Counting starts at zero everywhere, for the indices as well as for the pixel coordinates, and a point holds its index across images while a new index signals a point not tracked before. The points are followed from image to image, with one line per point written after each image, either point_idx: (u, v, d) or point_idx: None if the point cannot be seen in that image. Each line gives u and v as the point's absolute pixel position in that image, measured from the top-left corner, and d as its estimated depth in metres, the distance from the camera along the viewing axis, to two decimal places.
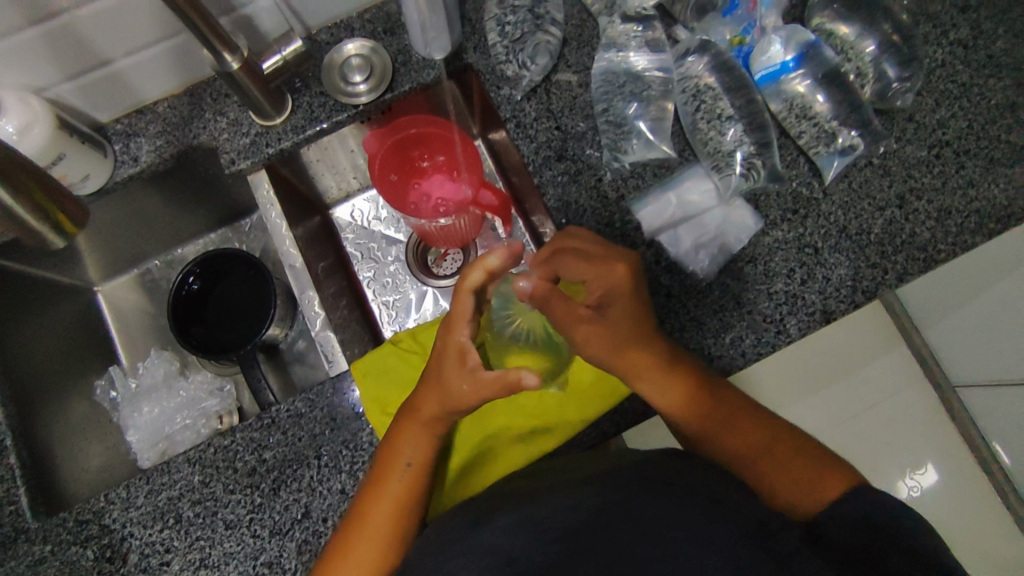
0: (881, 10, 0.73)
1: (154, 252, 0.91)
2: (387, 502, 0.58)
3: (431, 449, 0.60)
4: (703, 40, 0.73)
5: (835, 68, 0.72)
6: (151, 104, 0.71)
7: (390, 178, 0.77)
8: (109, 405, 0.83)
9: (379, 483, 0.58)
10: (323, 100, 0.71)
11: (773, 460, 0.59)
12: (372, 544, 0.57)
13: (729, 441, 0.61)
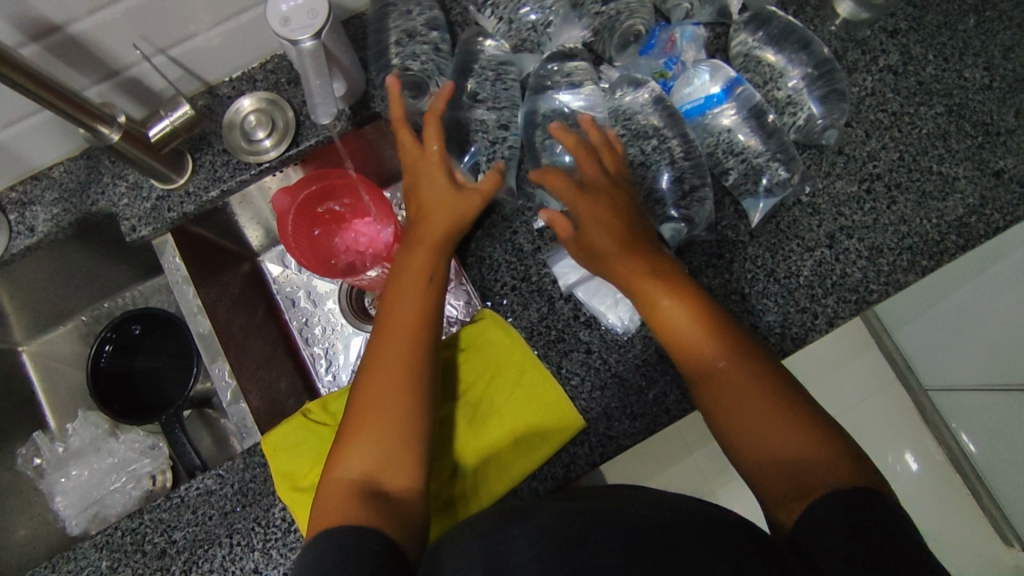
0: (808, 39, 0.71)
1: (80, 308, 0.87)
2: (393, 371, 0.56)
3: (429, 303, 0.59)
4: (635, 76, 0.70)
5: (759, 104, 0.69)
6: (46, 169, 0.69)
7: (306, 234, 0.75)
8: (33, 472, 0.81)
9: (384, 349, 0.57)
10: (225, 158, 0.69)
11: (789, 434, 0.52)
12: (380, 437, 0.54)
13: (755, 410, 0.54)
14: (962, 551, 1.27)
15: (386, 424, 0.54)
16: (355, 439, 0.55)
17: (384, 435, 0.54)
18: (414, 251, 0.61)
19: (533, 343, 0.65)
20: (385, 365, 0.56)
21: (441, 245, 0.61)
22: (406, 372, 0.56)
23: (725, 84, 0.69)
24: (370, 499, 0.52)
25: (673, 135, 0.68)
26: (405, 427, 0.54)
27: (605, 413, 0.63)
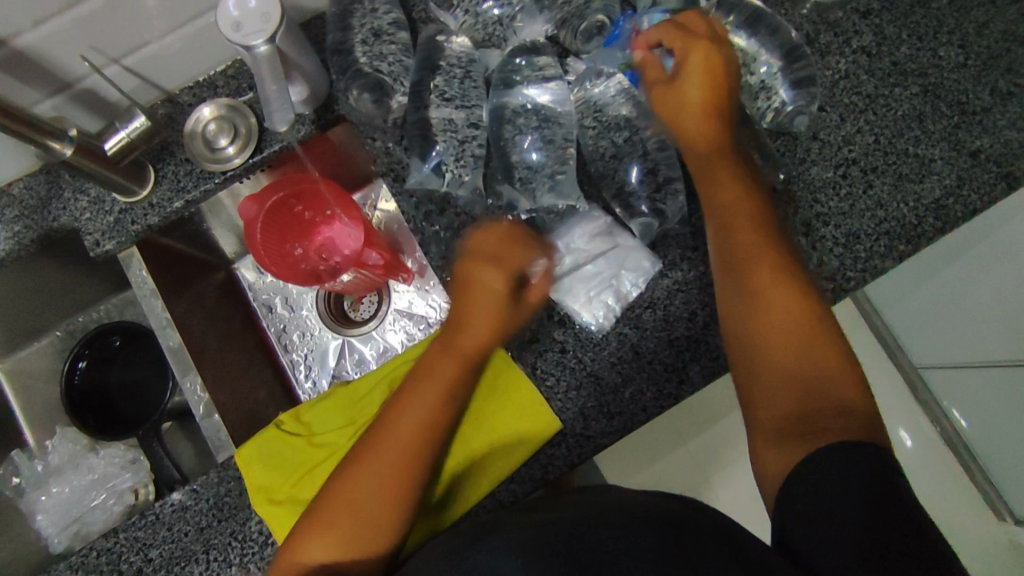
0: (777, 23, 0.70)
1: (54, 323, 0.87)
2: (386, 462, 0.55)
3: (439, 414, 0.57)
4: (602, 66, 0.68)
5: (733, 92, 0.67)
6: (6, 185, 0.68)
7: (277, 242, 0.74)
8: (14, 491, 0.80)
9: (380, 436, 0.56)
10: (188, 168, 0.68)
11: (811, 364, 0.52)
12: (342, 532, 0.54)
13: (774, 320, 0.54)
14: (958, 531, 1.27)
15: (354, 520, 0.54)
16: (326, 522, 0.54)
17: (356, 529, 0.54)
18: (440, 364, 0.58)
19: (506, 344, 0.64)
20: (373, 453, 0.55)
21: (472, 361, 0.58)
22: (404, 457, 0.55)
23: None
24: None
25: (645, 126, 0.67)
26: (387, 510, 0.54)
27: (581, 413, 0.62)
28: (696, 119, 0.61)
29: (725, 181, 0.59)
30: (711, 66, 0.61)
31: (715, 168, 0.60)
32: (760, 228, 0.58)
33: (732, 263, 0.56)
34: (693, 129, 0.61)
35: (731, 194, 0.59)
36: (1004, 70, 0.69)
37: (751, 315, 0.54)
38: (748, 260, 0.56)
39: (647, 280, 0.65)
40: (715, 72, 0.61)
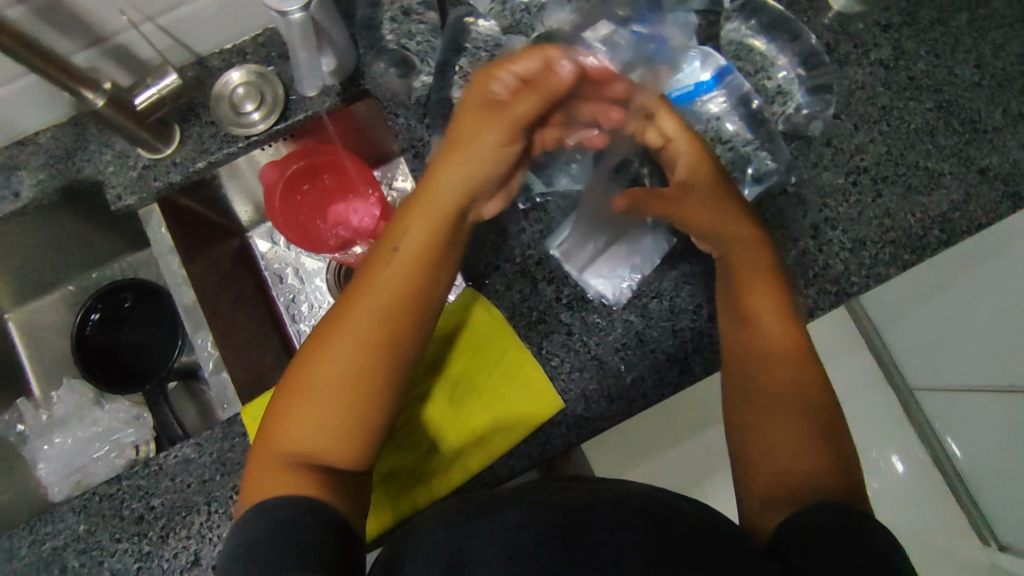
0: (798, 30, 0.72)
1: (70, 277, 0.88)
2: (344, 352, 0.53)
3: (396, 303, 0.55)
4: None
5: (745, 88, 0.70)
6: (33, 134, 0.68)
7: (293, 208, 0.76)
8: (17, 438, 0.81)
9: (338, 329, 0.54)
10: (213, 130, 0.69)
11: (814, 442, 0.55)
12: (316, 420, 0.52)
13: (784, 399, 0.57)
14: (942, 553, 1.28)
15: (341, 405, 0.52)
16: (291, 424, 0.52)
17: (332, 417, 0.52)
18: (384, 264, 0.56)
19: (514, 323, 0.65)
20: (335, 336, 0.54)
21: (437, 231, 0.57)
22: (366, 338, 0.54)
23: (715, 71, 0.70)
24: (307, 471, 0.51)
25: None
26: (354, 408, 0.53)
27: (584, 395, 0.63)
28: (745, 250, 0.61)
29: (758, 261, 0.61)
30: (706, 160, 0.64)
31: (745, 264, 0.61)
32: (778, 313, 0.60)
33: (750, 356, 0.59)
34: (728, 224, 0.61)
35: (771, 314, 0.59)
36: (1017, 93, 0.70)
37: (757, 389, 0.58)
38: (777, 362, 0.58)
39: (653, 270, 0.66)
40: (706, 164, 0.64)
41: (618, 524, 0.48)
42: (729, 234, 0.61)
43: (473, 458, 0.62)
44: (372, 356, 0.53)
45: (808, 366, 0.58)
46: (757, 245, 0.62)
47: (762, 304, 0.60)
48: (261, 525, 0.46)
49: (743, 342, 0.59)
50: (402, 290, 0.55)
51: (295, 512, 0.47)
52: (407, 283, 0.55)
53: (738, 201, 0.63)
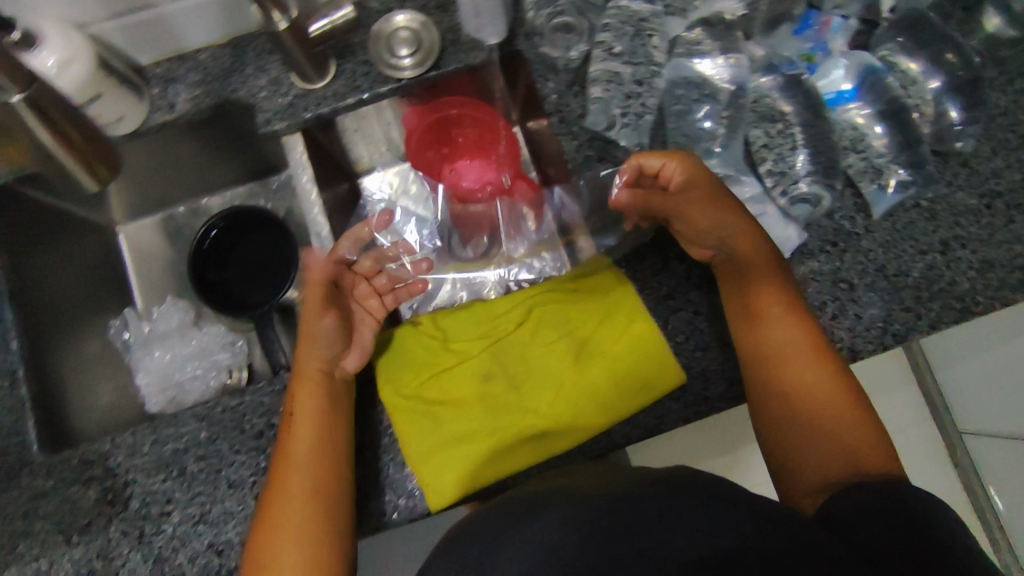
0: (952, 40, 0.70)
1: (181, 199, 0.90)
2: (299, 469, 0.58)
3: (331, 450, 0.59)
4: (777, 60, 0.70)
5: (890, 91, 0.70)
6: (193, 51, 0.70)
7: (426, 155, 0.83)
8: (121, 346, 0.83)
9: (288, 454, 0.59)
10: (366, 69, 0.70)
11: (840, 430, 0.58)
12: (294, 526, 0.56)
13: (811, 399, 0.59)
14: None
15: (308, 537, 0.56)
16: (275, 546, 0.55)
17: (303, 554, 0.55)
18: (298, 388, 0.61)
19: (643, 295, 0.66)
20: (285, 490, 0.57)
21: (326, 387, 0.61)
22: (315, 471, 0.57)
23: (856, 81, 0.70)
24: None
25: (797, 122, 0.69)
26: (321, 521, 0.56)
27: (704, 374, 0.64)
28: (754, 248, 0.63)
29: (755, 286, 0.63)
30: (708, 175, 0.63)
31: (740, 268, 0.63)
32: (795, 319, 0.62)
33: (772, 363, 0.61)
34: (735, 231, 0.63)
35: (780, 319, 0.61)
36: None
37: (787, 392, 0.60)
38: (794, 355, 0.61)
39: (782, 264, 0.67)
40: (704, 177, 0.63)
41: (702, 520, 0.44)
42: (727, 244, 0.63)
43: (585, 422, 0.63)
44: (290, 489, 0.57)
45: (830, 362, 0.60)
46: (764, 264, 0.63)
47: (775, 331, 0.61)
48: None
49: (758, 342, 0.61)
50: (318, 403, 0.60)
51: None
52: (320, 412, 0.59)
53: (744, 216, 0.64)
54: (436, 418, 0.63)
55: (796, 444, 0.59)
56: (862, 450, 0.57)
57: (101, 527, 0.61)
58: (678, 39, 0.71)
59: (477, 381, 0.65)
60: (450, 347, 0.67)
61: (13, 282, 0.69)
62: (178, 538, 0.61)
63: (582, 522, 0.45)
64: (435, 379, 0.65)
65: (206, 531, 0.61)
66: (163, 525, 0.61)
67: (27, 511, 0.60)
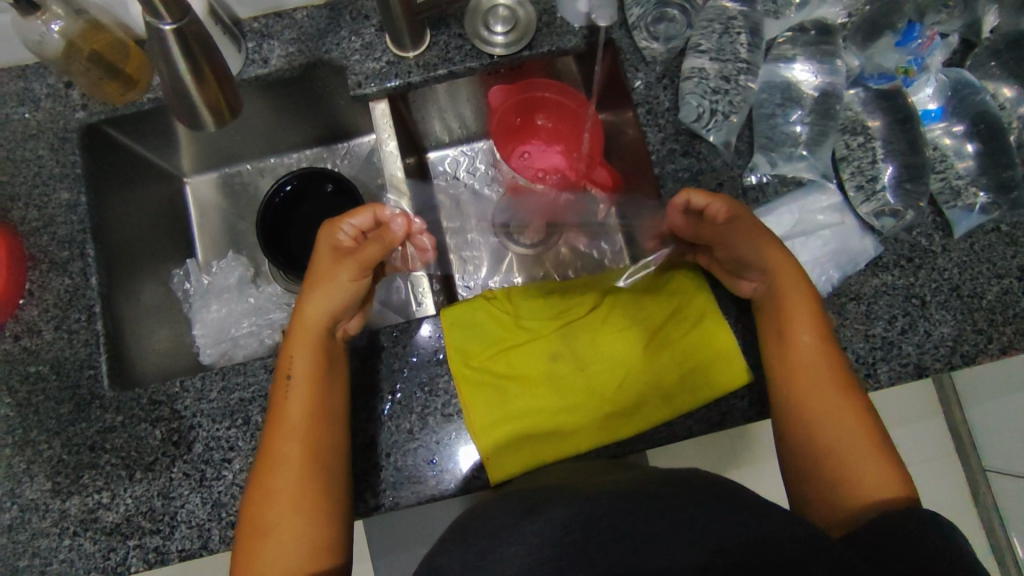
0: None
1: (249, 156, 0.89)
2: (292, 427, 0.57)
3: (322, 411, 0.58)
4: (871, 70, 0.69)
5: (986, 108, 0.68)
6: (291, 10, 0.72)
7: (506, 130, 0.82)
8: (181, 295, 0.84)
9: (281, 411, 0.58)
10: (459, 42, 0.71)
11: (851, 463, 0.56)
12: (285, 493, 0.55)
13: (823, 426, 0.57)
14: None
15: (299, 504, 0.55)
16: (266, 520, 0.55)
17: (289, 515, 0.55)
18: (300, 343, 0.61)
19: (715, 291, 0.67)
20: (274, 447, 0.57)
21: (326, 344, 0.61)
22: (312, 442, 0.57)
23: (942, 101, 0.70)
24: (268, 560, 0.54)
25: (879, 136, 0.68)
26: (312, 489, 0.56)
27: None
28: (791, 281, 0.60)
29: (777, 317, 0.61)
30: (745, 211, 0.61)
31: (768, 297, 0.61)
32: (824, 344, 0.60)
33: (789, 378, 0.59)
34: (778, 264, 0.61)
35: (799, 346, 0.59)
36: None
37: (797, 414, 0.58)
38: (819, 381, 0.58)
39: (858, 274, 0.67)
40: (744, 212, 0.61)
41: (709, 514, 0.45)
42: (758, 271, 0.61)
43: (650, 410, 0.62)
44: (280, 457, 0.57)
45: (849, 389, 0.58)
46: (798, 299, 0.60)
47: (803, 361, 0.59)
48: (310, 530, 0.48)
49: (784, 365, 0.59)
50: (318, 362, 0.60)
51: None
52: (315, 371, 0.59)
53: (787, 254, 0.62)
54: (504, 392, 0.64)
55: (803, 466, 0.58)
56: (879, 487, 0.54)
57: (164, 467, 0.62)
58: (773, 43, 0.71)
59: (546, 360, 0.65)
60: (521, 326, 0.67)
61: (94, 219, 0.68)
62: (237, 486, 0.61)
63: (590, 512, 0.45)
64: (506, 356, 0.65)
65: None
66: (224, 471, 0.61)
67: (96, 442, 0.62)
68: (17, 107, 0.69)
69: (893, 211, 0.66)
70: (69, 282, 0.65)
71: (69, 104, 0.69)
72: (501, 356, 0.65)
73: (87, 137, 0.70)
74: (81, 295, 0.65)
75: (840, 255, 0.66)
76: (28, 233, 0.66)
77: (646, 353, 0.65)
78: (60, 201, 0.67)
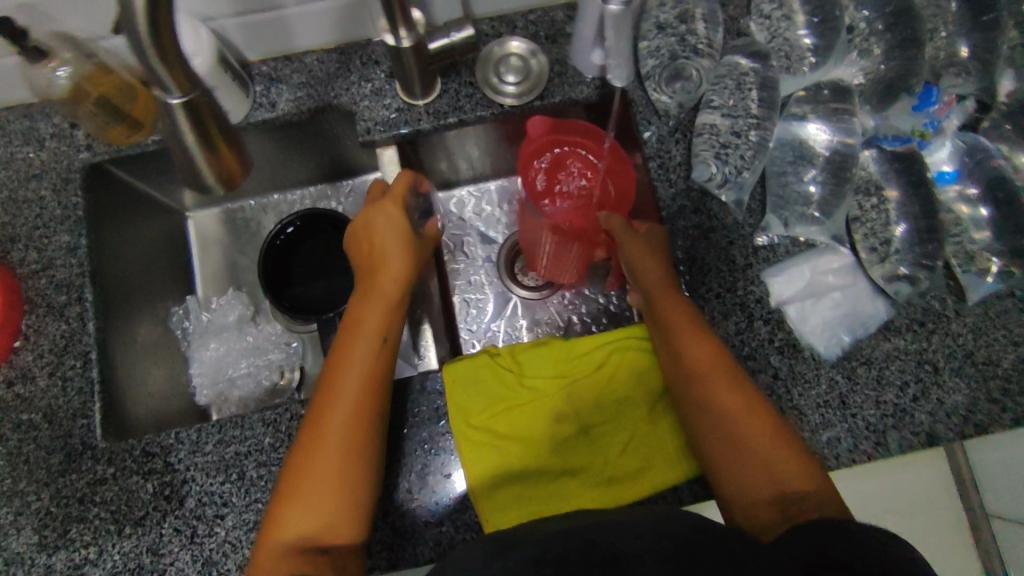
0: None
1: (252, 193, 0.88)
2: (350, 398, 0.56)
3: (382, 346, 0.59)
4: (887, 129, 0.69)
5: (1001, 173, 0.67)
6: (301, 53, 0.72)
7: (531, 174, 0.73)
8: (180, 334, 0.82)
9: (334, 381, 0.57)
10: (470, 91, 0.70)
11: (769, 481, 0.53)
12: (332, 449, 0.55)
13: (745, 444, 0.55)
14: None
15: (344, 448, 0.55)
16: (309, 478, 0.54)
17: (337, 463, 0.54)
18: (365, 305, 0.62)
19: None
20: (337, 419, 0.56)
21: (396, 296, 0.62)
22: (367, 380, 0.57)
23: (959, 164, 0.69)
24: (310, 552, 0.52)
25: (894, 197, 0.67)
26: (357, 429, 0.55)
27: None
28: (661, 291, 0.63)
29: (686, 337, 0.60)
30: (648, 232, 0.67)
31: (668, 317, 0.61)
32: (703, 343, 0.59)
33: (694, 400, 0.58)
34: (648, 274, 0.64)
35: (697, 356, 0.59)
36: None
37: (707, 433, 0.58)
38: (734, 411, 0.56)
39: (868, 338, 0.65)
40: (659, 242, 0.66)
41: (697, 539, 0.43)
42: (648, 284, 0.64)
43: (654, 473, 0.61)
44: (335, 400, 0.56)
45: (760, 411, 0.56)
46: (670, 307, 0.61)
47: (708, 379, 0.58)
48: None
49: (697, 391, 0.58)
50: (383, 324, 0.60)
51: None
52: (384, 330, 0.60)
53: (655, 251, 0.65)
54: (506, 452, 0.62)
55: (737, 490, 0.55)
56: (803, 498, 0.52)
57: (154, 522, 0.60)
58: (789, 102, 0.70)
59: (551, 420, 0.63)
60: (526, 384, 0.65)
61: (93, 262, 0.67)
62: (229, 543, 0.59)
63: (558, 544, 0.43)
64: (509, 418, 0.63)
65: (258, 541, 0.59)
66: (217, 527, 0.60)
67: (85, 495, 0.60)
68: (22, 146, 0.68)
69: (907, 276, 0.65)
70: (65, 328, 0.64)
71: (74, 144, 0.68)
72: (504, 416, 0.63)
73: (89, 177, 0.69)
74: (77, 341, 0.64)
75: (850, 318, 0.65)
76: (25, 276, 0.65)
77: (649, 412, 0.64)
78: (60, 244, 0.66)
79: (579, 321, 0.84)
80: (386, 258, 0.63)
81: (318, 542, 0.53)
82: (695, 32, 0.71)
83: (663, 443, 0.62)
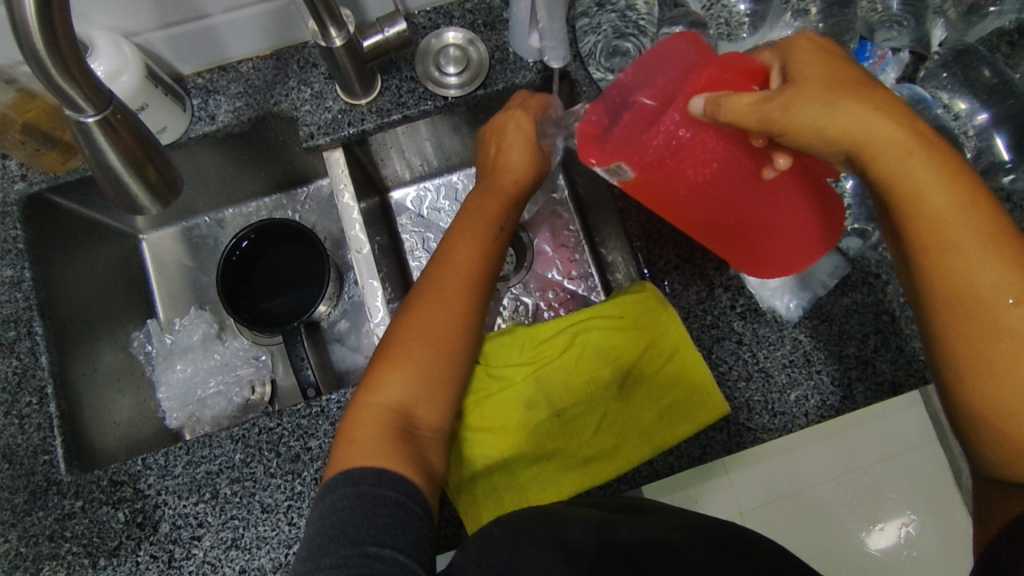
0: (993, 65, 0.69)
1: (205, 209, 0.86)
2: (448, 309, 0.59)
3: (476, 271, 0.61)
4: None
5: (940, 122, 0.68)
6: (236, 63, 0.70)
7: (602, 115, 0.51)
8: (143, 358, 0.80)
9: (435, 286, 0.60)
10: (411, 85, 0.70)
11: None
12: (421, 370, 0.56)
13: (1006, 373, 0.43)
14: None
15: (432, 360, 0.57)
16: (390, 374, 0.56)
17: (419, 365, 0.56)
18: (487, 191, 0.66)
19: (686, 323, 0.65)
20: (452, 272, 0.60)
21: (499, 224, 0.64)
22: (461, 292, 0.60)
23: None
24: (403, 430, 0.54)
25: None
26: (446, 349, 0.58)
27: (747, 405, 0.63)
28: (918, 165, 0.45)
29: (948, 224, 0.44)
30: (824, 53, 0.49)
31: (920, 204, 0.45)
32: (958, 227, 0.44)
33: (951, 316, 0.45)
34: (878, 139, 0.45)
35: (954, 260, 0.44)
36: None
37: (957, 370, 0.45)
38: (999, 342, 0.43)
39: (828, 295, 0.65)
40: (859, 83, 0.48)
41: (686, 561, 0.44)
42: (841, 136, 0.46)
43: (620, 456, 0.62)
44: (434, 306, 0.58)
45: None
46: (936, 200, 0.45)
47: (969, 287, 0.44)
48: (349, 489, 0.49)
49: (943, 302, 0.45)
50: (497, 213, 0.65)
51: (370, 485, 0.49)
52: (485, 251, 0.62)
53: (864, 96, 0.46)
54: (484, 452, 0.62)
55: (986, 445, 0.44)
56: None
57: (129, 550, 0.59)
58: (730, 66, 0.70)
59: (536, 421, 0.63)
60: (525, 380, 0.64)
61: (40, 294, 0.65)
62: (208, 564, 0.59)
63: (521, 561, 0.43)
64: (501, 417, 0.63)
65: (238, 557, 0.59)
66: (194, 549, 0.59)
67: (55, 531, 0.59)
68: None
69: (857, 232, 0.65)
70: (17, 364, 0.63)
71: (7, 176, 0.67)
72: (494, 415, 0.63)
73: (28, 208, 0.67)
74: (31, 376, 0.63)
75: (812, 277, 0.65)
76: None
77: (621, 396, 0.64)
78: (3, 279, 0.65)
79: (547, 306, 0.85)
80: (503, 154, 0.67)
81: (407, 417, 0.55)
82: (634, 7, 0.69)
83: (636, 422, 0.63)
